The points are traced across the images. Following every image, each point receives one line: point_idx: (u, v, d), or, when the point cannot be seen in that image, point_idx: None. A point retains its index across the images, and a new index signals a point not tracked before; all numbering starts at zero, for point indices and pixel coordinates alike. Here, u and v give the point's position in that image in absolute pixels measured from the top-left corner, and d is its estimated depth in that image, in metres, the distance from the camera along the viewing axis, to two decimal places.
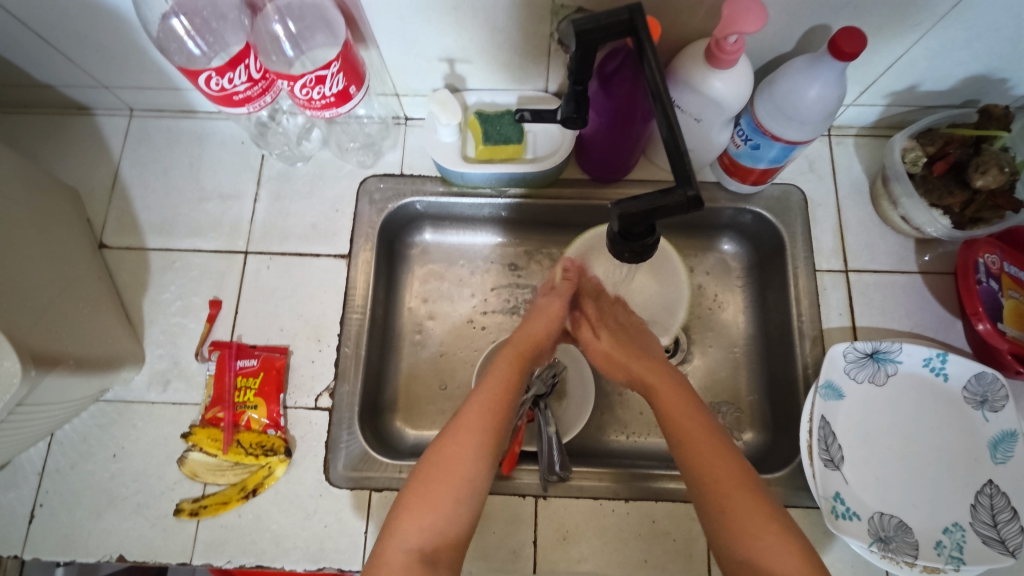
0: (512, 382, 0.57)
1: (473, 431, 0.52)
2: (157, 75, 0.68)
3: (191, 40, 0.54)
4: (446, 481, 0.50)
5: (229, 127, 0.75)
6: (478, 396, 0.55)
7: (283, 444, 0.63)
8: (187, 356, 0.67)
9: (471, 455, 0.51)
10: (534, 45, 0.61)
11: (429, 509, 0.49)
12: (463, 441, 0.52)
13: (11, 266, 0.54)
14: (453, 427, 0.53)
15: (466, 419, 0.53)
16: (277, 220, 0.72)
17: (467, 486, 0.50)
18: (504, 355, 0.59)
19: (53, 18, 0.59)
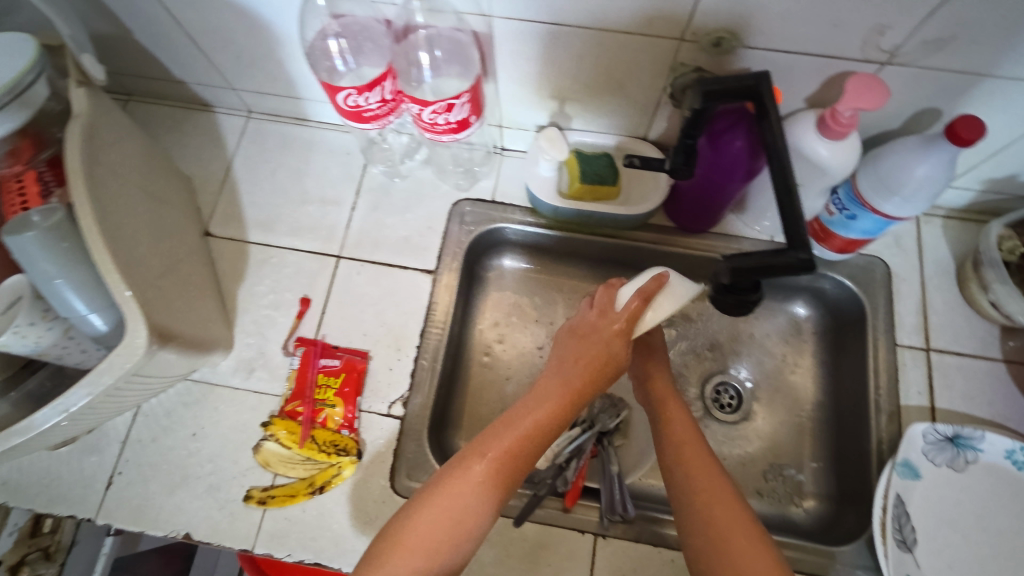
0: (536, 428, 0.51)
1: (474, 476, 0.49)
2: (284, 84, 0.73)
3: (340, 59, 0.59)
4: (438, 526, 0.47)
5: (338, 138, 0.79)
6: (506, 428, 0.51)
7: (355, 446, 0.65)
8: (274, 349, 0.70)
9: (488, 492, 0.48)
10: (645, 97, 0.64)
11: (418, 554, 0.46)
12: (465, 487, 0.48)
13: (140, 244, 0.58)
14: (455, 470, 0.49)
15: (471, 463, 0.49)
16: (373, 230, 0.75)
17: (475, 524, 0.48)
18: (534, 399, 0.53)
19: (210, 25, 0.64)
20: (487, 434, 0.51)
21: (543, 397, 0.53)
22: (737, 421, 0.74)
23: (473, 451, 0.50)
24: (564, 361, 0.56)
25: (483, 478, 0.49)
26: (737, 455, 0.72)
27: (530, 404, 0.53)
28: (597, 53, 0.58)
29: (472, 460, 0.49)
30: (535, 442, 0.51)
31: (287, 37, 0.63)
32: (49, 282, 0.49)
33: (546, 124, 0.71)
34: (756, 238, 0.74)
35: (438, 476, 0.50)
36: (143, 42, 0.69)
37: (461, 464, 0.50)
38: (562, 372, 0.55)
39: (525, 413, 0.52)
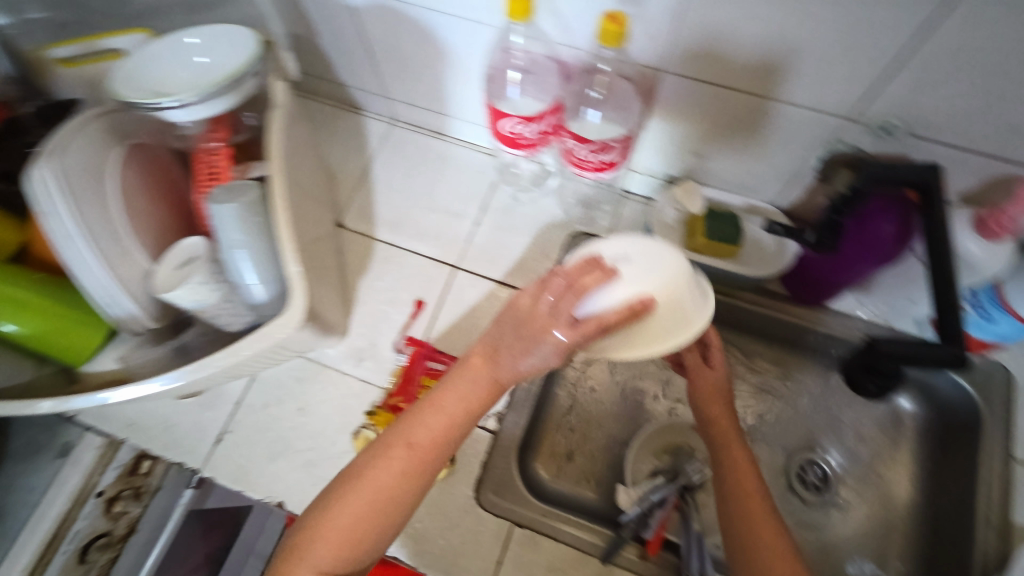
0: (456, 419, 0.45)
1: (398, 468, 0.44)
2: (436, 100, 0.79)
3: (512, 87, 0.63)
4: (361, 517, 0.43)
5: (470, 156, 0.84)
6: (428, 415, 0.45)
7: (449, 451, 0.66)
8: (385, 343, 0.73)
9: (403, 481, 0.44)
10: (787, 167, 0.65)
11: (338, 545, 0.43)
12: (383, 478, 0.44)
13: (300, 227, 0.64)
14: (372, 458, 0.45)
15: (392, 454, 0.45)
16: (491, 248, 0.79)
17: (393, 514, 0.44)
18: (446, 386, 0.46)
19: (390, 40, 0.70)
20: (409, 423, 0.45)
21: (467, 384, 0.45)
22: (823, 504, 0.72)
23: (391, 442, 0.45)
24: (482, 354, 0.46)
25: (402, 471, 0.44)
26: (819, 539, 0.70)
27: (453, 389, 0.45)
28: (757, 121, 0.60)
29: (389, 451, 0.45)
30: (453, 430, 0.46)
31: (460, 62, 0.68)
32: (230, 251, 0.54)
33: (678, 176, 0.73)
34: (871, 321, 0.72)
35: (357, 461, 0.46)
36: (323, 47, 0.76)
37: (380, 457, 0.45)
38: (469, 369, 0.46)
39: (443, 407, 0.45)
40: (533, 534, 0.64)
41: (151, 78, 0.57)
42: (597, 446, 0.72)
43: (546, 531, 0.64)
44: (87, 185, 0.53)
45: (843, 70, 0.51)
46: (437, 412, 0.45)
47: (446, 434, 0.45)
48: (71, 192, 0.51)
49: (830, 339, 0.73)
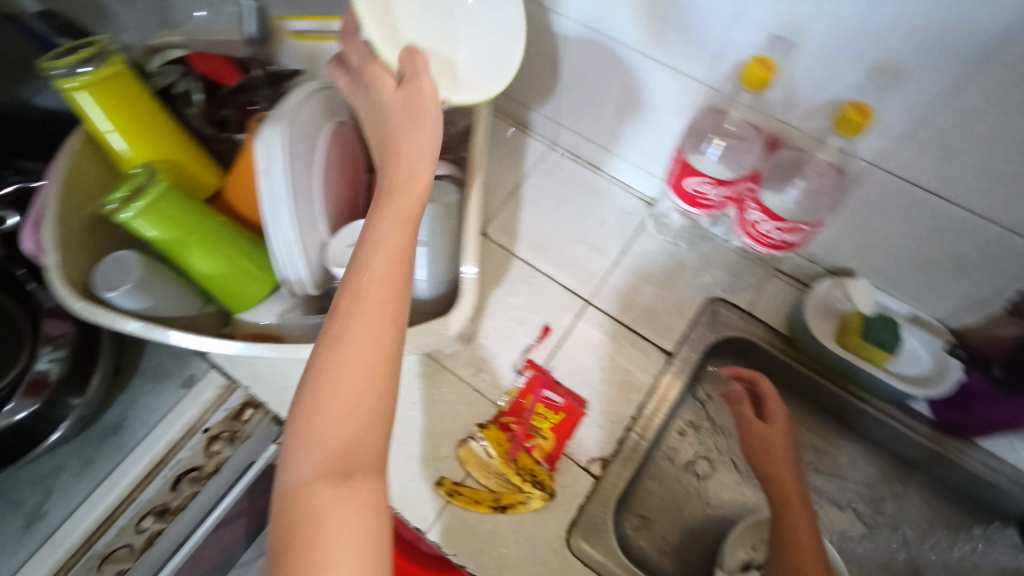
0: (391, 273, 0.42)
1: (358, 345, 0.40)
2: (607, 136, 0.80)
3: (713, 148, 0.63)
4: (337, 404, 0.39)
5: (622, 196, 0.84)
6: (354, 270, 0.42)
7: (550, 484, 0.66)
8: (505, 360, 0.74)
9: (373, 347, 0.40)
10: (972, 288, 0.61)
11: (327, 444, 0.38)
12: (357, 357, 0.40)
13: None
14: (328, 353, 0.40)
15: (356, 332, 0.40)
16: (625, 291, 0.78)
17: (370, 399, 0.40)
18: (362, 254, 0.43)
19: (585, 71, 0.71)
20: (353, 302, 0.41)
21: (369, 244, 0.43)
22: None
23: (340, 325, 0.41)
24: (392, 205, 0.44)
25: (359, 343, 0.40)
26: None
27: (379, 249, 0.42)
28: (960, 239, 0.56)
29: (346, 332, 0.40)
30: (394, 287, 0.42)
31: (654, 121, 0.70)
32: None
33: (843, 268, 0.70)
34: None
35: (314, 362, 0.40)
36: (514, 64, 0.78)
37: (331, 345, 0.40)
38: (383, 232, 0.43)
39: (382, 273, 0.42)
40: None
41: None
42: (688, 522, 0.70)
43: None
44: (304, 151, 0.57)
45: (949, 162, 0.51)
46: (370, 285, 0.41)
47: (387, 297, 0.41)
48: (291, 157, 0.55)
49: (969, 477, 0.67)
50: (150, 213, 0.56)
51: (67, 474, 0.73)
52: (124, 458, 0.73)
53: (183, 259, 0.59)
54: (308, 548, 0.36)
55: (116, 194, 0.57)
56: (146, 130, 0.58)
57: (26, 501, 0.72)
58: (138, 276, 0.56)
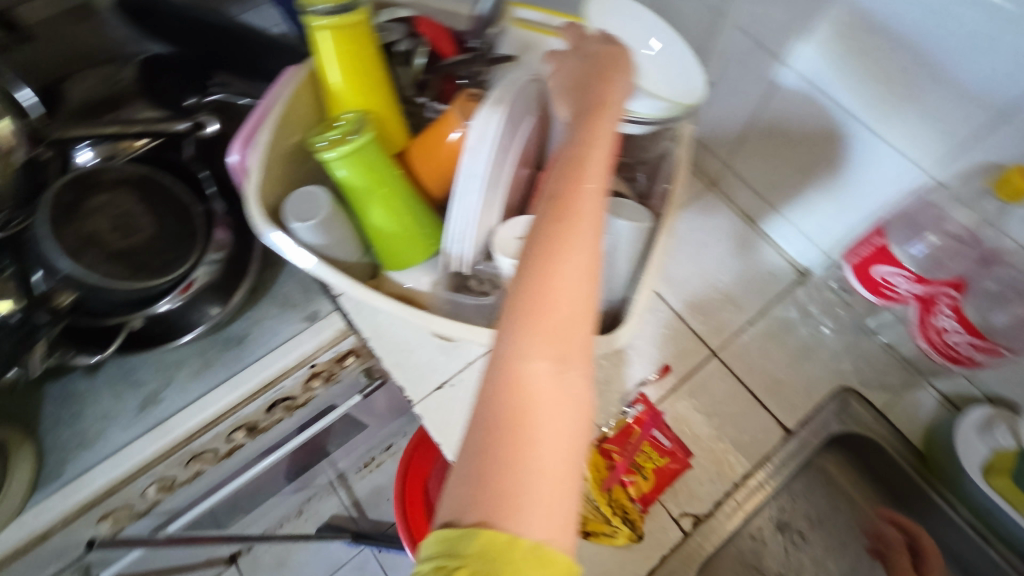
0: (604, 176, 0.43)
1: (575, 234, 0.39)
2: (780, 194, 0.77)
3: (919, 245, 0.61)
4: (556, 287, 0.38)
5: (773, 257, 0.81)
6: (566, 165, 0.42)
7: (640, 526, 0.64)
8: (619, 388, 0.72)
9: (587, 237, 0.40)
10: None
11: (547, 325, 0.37)
12: (577, 246, 0.39)
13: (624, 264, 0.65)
14: (548, 237, 0.39)
15: (574, 222, 0.40)
16: (756, 352, 0.75)
17: (586, 284, 0.39)
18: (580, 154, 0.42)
19: (787, 125, 0.69)
20: (573, 194, 0.41)
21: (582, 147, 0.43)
22: None
23: (558, 213, 0.40)
24: (600, 120, 0.45)
25: (578, 234, 0.39)
26: None
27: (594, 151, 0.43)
28: None
29: (566, 219, 0.40)
30: (604, 188, 0.43)
31: (846, 189, 0.68)
32: None
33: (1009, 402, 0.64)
34: None
35: (529, 247, 0.39)
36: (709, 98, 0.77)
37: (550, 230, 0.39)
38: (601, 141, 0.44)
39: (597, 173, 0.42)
40: None
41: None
42: None
43: None
44: (509, 136, 0.58)
45: None
46: (586, 180, 0.41)
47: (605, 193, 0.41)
48: (498, 139, 0.56)
49: None
50: (351, 158, 0.59)
51: (187, 370, 0.77)
52: (240, 371, 0.77)
53: (363, 209, 0.62)
54: (529, 427, 0.35)
55: (325, 134, 0.60)
56: (365, 79, 0.61)
57: (148, 382, 0.76)
58: (325, 214, 0.59)
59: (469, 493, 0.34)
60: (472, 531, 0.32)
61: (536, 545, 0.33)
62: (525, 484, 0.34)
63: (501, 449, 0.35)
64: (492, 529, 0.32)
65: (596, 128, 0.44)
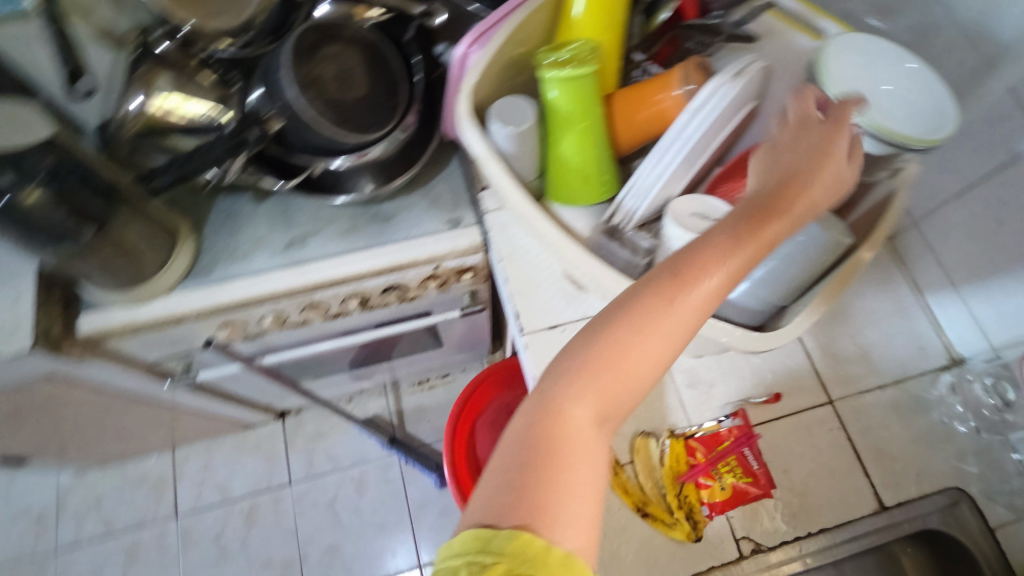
0: (731, 276, 0.45)
1: (669, 318, 0.44)
2: (967, 272, 0.72)
3: None
4: (631, 357, 0.44)
5: (928, 332, 0.75)
6: (700, 248, 0.45)
7: (700, 529, 0.64)
8: (723, 395, 0.71)
9: (686, 326, 0.44)
10: None
11: (595, 391, 0.44)
12: (660, 333, 0.44)
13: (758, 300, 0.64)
14: (644, 313, 0.44)
15: (675, 307, 0.44)
16: (874, 418, 0.71)
17: (654, 363, 0.45)
18: (740, 228, 0.46)
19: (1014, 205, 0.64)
20: (692, 283, 0.44)
21: (740, 227, 0.46)
22: None
23: (664, 293, 0.44)
24: (766, 211, 0.47)
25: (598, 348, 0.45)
26: None
27: (734, 246, 0.45)
28: None
29: (671, 301, 0.44)
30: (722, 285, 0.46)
31: None
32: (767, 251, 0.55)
33: None
34: None
35: (612, 317, 0.45)
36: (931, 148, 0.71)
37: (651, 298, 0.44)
38: (748, 234, 0.46)
39: (728, 266, 0.45)
40: None
41: (869, 79, 0.57)
42: None
43: None
44: (727, 112, 0.58)
45: None
46: (707, 272, 0.45)
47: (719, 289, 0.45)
48: (719, 111, 0.57)
49: None
50: (569, 83, 0.59)
51: (334, 228, 0.82)
52: (378, 246, 0.81)
53: (555, 133, 0.63)
54: (561, 467, 0.42)
55: (550, 53, 0.61)
56: (607, 13, 0.61)
57: (299, 226, 0.82)
58: (525, 128, 0.61)
59: (508, 503, 0.41)
60: (511, 534, 0.40)
61: (567, 552, 0.40)
62: (563, 509, 0.41)
63: (535, 476, 0.42)
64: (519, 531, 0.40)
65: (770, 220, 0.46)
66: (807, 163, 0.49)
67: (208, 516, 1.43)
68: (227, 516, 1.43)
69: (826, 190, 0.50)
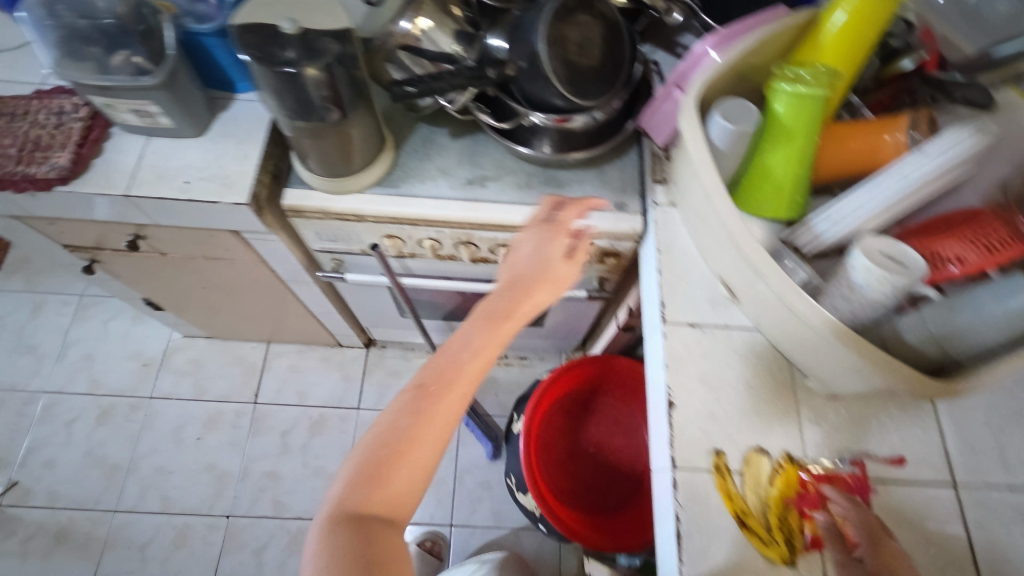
0: (476, 381, 0.59)
1: (438, 411, 0.56)
2: None
3: None
4: (423, 447, 0.56)
5: None
6: (467, 366, 0.59)
7: (795, 558, 0.64)
8: (845, 442, 0.71)
9: (455, 412, 0.58)
10: None
11: (396, 484, 0.54)
12: (433, 435, 0.56)
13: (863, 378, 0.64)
14: (408, 423, 0.55)
15: (445, 398, 0.57)
16: (1000, 517, 0.68)
17: (438, 445, 0.57)
18: (482, 328, 0.60)
19: None
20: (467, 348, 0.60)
21: (496, 308, 0.63)
22: None
23: (451, 385, 0.58)
24: (503, 329, 0.61)
25: (416, 406, 0.56)
26: None
27: (474, 346, 0.60)
28: None
29: (440, 399, 0.56)
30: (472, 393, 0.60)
31: None
32: (959, 307, 0.57)
33: None
34: None
35: (380, 439, 0.55)
36: None
37: (439, 354, 0.60)
38: (502, 333, 0.61)
39: (477, 356, 0.59)
40: None
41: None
42: None
43: None
44: (955, 168, 0.59)
45: None
46: (462, 363, 0.59)
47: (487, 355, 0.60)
48: (949, 162, 0.58)
49: None
50: (801, 100, 0.62)
51: (513, 179, 0.88)
52: (548, 206, 0.87)
53: (768, 144, 0.65)
54: (387, 541, 0.52)
55: (787, 69, 0.65)
56: (853, 45, 0.64)
57: (483, 168, 0.89)
58: (744, 131, 0.64)
59: None
60: None
61: None
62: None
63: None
64: (387, 573, 0.50)
65: (453, 375, 0.58)
66: (535, 272, 0.66)
67: (281, 413, 1.54)
68: (297, 418, 1.53)
69: (549, 294, 0.66)
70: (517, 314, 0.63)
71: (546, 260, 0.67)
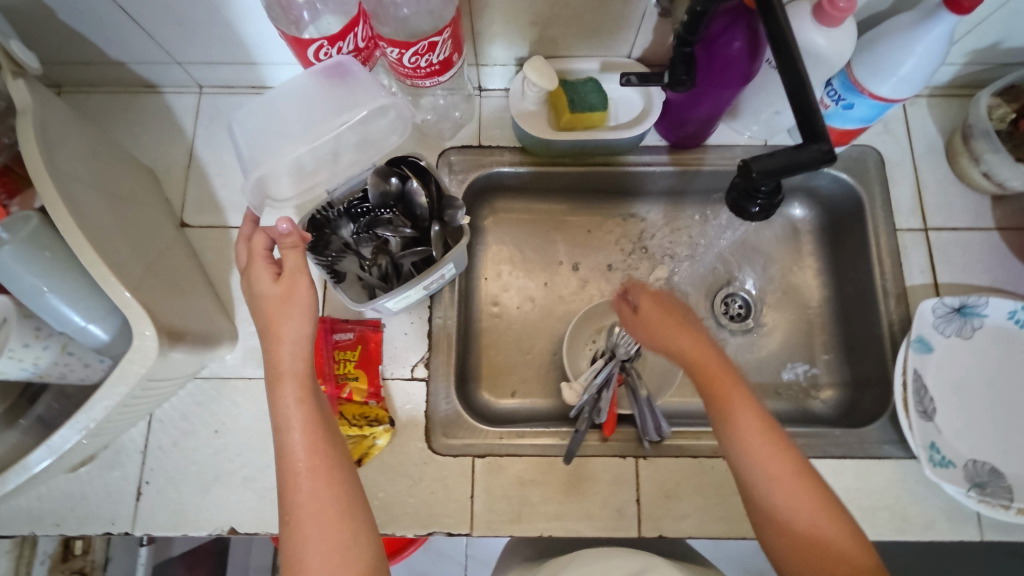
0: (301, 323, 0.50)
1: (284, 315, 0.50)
2: (237, 49, 0.67)
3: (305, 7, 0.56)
4: (288, 387, 0.49)
5: None
6: (287, 439, 0.48)
7: (386, 415, 0.64)
8: None
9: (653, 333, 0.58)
10: (626, 9, 0.60)
11: (297, 428, 0.48)
12: (290, 333, 0.50)
13: (137, 410, 0.56)
14: (294, 375, 0.49)
15: (280, 335, 0.50)
16: None
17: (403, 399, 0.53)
18: (295, 329, 0.50)
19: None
20: (290, 497, 0.47)
21: (279, 372, 0.50)
22: (749, 328, 0.75)
23: (291, 365, 0.50)
24: (291, 293, 0.50)
25: (288, 389, 0.49)
26: (751, 362, 0.74)
27: (294, 335, 0.50)
28: None
29: (279, 347, 0.50)
30: (300, 337, 0.50)
31: (245, 6, 0.60)
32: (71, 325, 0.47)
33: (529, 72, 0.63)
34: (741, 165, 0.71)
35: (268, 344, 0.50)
36: (75, 26, 0.62)
37: (298, 330, 0.50)
38: (282, 388, 0.49)
39: (298, 339, 0.50)
40: (497, 459, 0.64)
41: None
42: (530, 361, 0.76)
43: (508, 451, 0.65)
44: None
45: None
46: (287, 320, 0.50)
47: (302, 356, 0.50)
48: None
49: (716, 175, 0.73)
50: None
51: None
52: None
53: None
54: (298, 478, 0.47)
55: None
56: None
57: None
58: None
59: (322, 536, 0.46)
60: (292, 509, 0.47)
61: (305, 502, 0.46)
62: (302, 462, 0.47)
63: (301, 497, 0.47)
64: (290, 483, 0.47)
65: (276, 310, 0.50)
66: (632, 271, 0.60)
67: None
68: None
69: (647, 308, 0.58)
70: (284, 373, 0.49)
71: (307, 354, 0.50)
